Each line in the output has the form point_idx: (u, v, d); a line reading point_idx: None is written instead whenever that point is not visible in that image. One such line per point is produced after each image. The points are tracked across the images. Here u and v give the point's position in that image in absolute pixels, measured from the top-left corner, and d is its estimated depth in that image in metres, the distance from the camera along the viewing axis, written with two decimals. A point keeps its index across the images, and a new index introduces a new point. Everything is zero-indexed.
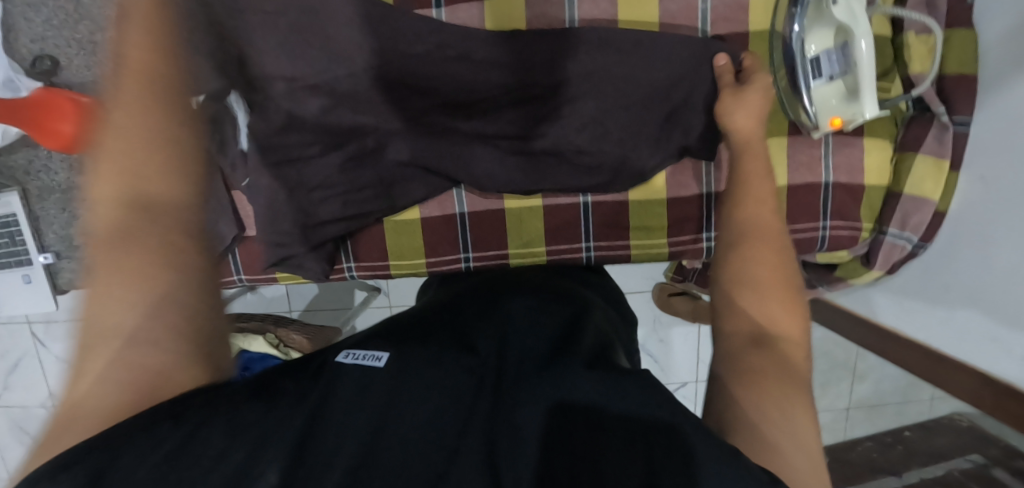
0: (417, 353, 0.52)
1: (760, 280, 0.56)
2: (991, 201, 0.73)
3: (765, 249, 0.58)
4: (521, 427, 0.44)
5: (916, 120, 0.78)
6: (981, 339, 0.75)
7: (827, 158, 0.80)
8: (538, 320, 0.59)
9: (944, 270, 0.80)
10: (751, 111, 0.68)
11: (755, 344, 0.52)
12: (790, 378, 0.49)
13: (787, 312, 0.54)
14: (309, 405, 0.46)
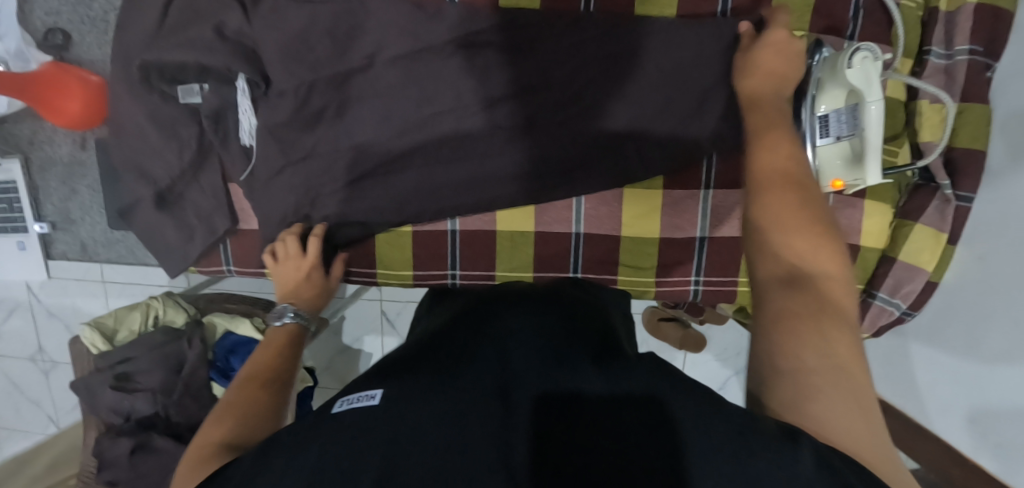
0: (415, 380, 0.50)
1: (776, 224, 0.50)
2: (987, 282, 0.72)
3: (776, 192, 0.51)
4: (546, 447, 0.43)
5: (919, 189, 0.77)
6: (962, 418, 0.75)
7: (826, 217, 0.79)
8: (532, 330, 0.58)
9: (932, 342, 0.79)
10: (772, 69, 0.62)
11: (789, 285, 0.47)
12: (832, 321, 0.45)
13: (814, 245, 0.48)
14: (316, 451, 0.43)
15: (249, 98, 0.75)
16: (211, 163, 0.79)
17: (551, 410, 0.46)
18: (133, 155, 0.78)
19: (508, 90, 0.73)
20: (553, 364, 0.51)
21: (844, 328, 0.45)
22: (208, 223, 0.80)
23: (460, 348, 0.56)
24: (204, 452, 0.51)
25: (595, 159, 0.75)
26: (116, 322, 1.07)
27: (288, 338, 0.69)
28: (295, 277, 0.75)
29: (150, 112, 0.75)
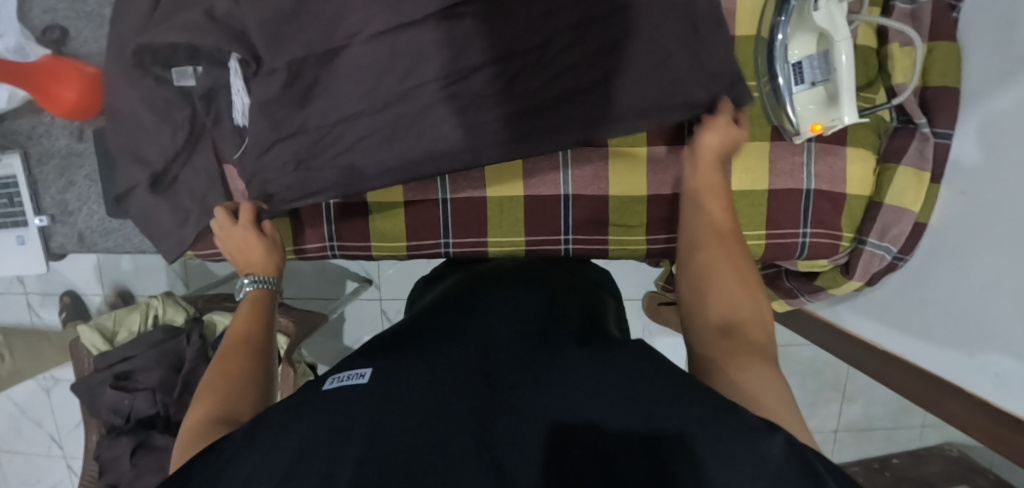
0: (402, 362, 0.49)
1: (719, 277, 0.61)
2: (973, 214, 0.72)
3: (712, 244, 0.64)
4: (531, 432, 0.43)
5: (898, 131, 0.79)
6: (957, 354, 0.74)
7: (810, 166, 0.81)
8: (525, 323, 0.57)
9: (923, 285, 0.79)
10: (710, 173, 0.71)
11: (720, 330, 0.57)
12: (749, 348, 0.54)
13: (738, 285, 0.59)
14: (300, 430, 0.43)
15: (240, 78, 0.77)
16: (205, 145, 0.81)
17: (541, 395, 0.46)
18: (129, 140, 0.80)
19: (488, 57, 0.72)
20: (541, 355, 0.51)
21: (763, 355, 0.54)
22: (203, 204, 0.82)
23: (449, 330, 0.55)
24: (194, 432, 0.53)
25: (575, 124, 0.74)
26: (116, 324, 1.08)
27: (258, 316, 0.69)
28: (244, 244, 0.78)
29: (145, 96, 0.78)
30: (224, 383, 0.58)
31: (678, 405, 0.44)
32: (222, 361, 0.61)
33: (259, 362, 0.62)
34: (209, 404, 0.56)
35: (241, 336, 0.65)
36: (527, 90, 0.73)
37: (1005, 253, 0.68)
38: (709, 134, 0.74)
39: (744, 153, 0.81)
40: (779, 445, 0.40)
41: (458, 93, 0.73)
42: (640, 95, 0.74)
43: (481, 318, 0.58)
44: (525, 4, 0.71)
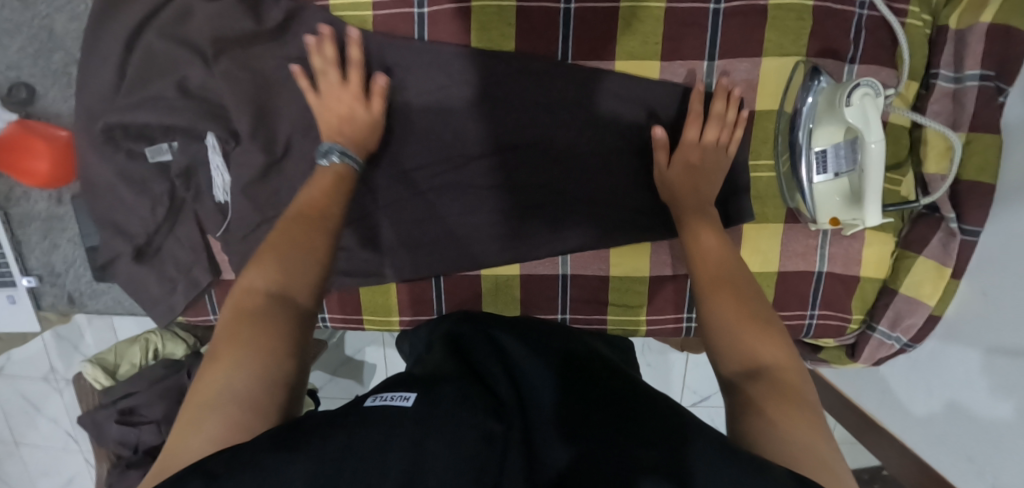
0: (446, 391, 0.48)
1: (732, 319, 0.55)
2: (984, 313, 0.68)
3: (728, 296, 0.58)
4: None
5: (923, 217, 0.73)
6: (962, 453, 0.71)
7: (824, 248, 0.76)
8: (563, 376, 0.56)
9: (933, 373, 0.77)
10: (698, 152, 0.69)
11: (749, 377, 0.51)
12: (793, 400, 0.47)
13: (765, 337, 0.54)
14: (340, 439, 0.41)
15: (219, 154, 0.73)
16: (187, 217, 0.77)
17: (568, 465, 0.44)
18: (108, 213, 0.76)
19: (485, 147, 0.73)
20: (582, 414, 0.49)
21: (806, 406, 0.47)
22: (189, 275, 0.79)
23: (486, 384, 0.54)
24: (212, 401, 0.44)
25: (568, 205, 0.75)
26: (119, 356, 1.09)
27: (310, 226, 0.58)
28: (342, 110, 0.67)
29: (119, 170, 0.73)
30: (274, 279, 0.53)
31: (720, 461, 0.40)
32: (281, 238, 0.56)
33: (324, 280, 0.56)
34: (238, 357, 0.47)
35: (308, 231, 0.57)
36: (535, 128, 0.73)
37: (1001, 364, 0.65)
38: (692, 128, 0.69)
39: (753, 234, 0.76)
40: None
41: (463, 174, 0.74)
42: (640, 193, 0.74)
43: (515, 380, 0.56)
44: (522, 91, 0.71)
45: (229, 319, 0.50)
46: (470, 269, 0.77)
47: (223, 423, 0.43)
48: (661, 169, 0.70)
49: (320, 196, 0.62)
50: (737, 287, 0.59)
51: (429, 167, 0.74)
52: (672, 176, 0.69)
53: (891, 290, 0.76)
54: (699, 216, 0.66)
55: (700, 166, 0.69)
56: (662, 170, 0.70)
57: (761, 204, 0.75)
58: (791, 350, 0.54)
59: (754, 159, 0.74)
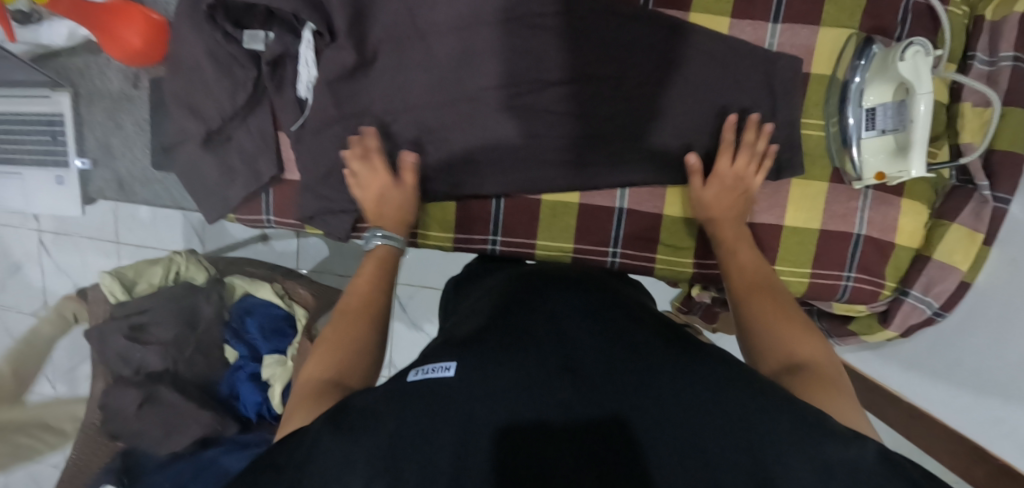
0: (478, 351, 0.49)
1: (770, 323, 0.60)
2: (1016, 281, 0.74)
3: (765, 299, 0.64)
4: (635, 425, 0.44)
5: (956, 190, 0.80)
6: (989, 418, 0.77)
7: (864, 211, 0.81)
8: (598, 305, 0.55)
9: (961, 343, 0.80)
10: (725, 186, 0.76)
11: (788, 372, 0.55)
12: (829, 388, 0.52)
13: (802, 338, 0.58)
14: (390, 424, 0.43)
15: (312, 50, 0.75)
16: (263, 109, 0.79)
17: (619, 388, 0.46)
18: (187, 94, 0.78)
19: (564, 75, 0.77)
20: (617, 347, 0.49)
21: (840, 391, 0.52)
22: (252, 169, 0.80)
23: (518, 319, 0.54)
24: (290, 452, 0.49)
25: (637, 147, 0.78)
26: (137, 274, 1.07)
27: (365, 322, 0.63)
28: (383, 194, 0.76)
29: (211, 51, 0.76)
30: (335, 363, 0.57)
31: (770, 412, 0.43)
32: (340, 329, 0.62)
33: (377, 349, 0.62)
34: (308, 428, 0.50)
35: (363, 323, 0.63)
36: (602, 102, 0.78)
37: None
38: (725, 152, 0.76)
39: (801, 190, 0.81)
40: (871, 452, 0.41)
41: (534, 101, 0.77)
42: (704, 135, 0.78)
43: (552, 301, 0.56)
44: (595, 34, 0.76)
45: (300, 397, 0.54)
46: (532, 192, 0.80)
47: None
48: (696, 189, 0.76)
49: (364, 290, 0.68)
50: (776, 299, 0.64)
51: (495, 121, 0.78)
52: (708, 195, 0.76)
53: (923, 256, 0.80)
54: (734, 232, 0.74)
55: (739, 186, 0.76)
56: (698, 191, 0.76)
57: (809, 162, 0.81)
58: (824, 347, 0.58)
59: (805, 118, 0.80)
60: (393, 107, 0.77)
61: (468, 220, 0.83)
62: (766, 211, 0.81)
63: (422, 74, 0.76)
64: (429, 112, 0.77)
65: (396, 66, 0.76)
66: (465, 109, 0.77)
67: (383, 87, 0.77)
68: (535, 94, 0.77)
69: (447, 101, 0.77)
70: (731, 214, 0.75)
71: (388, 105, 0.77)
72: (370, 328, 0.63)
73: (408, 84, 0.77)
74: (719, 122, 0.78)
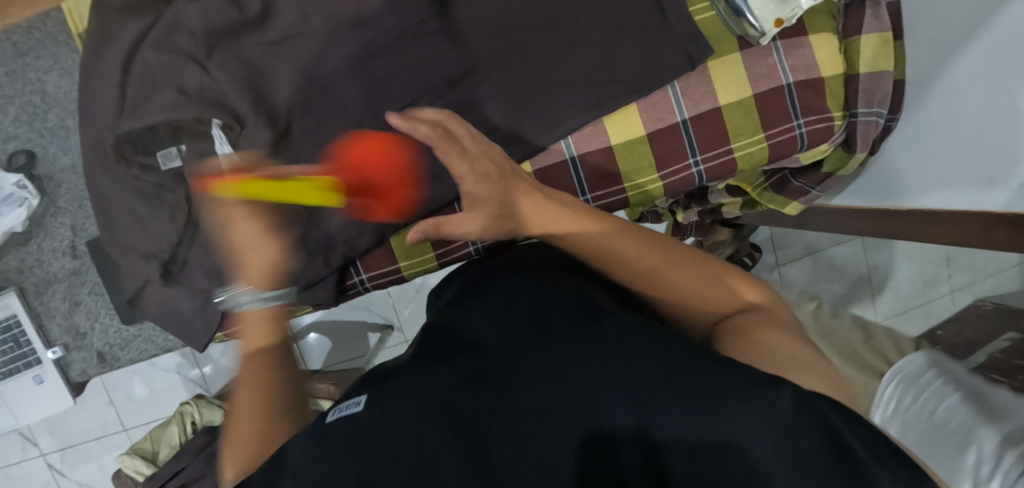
0: (397, 386, 0.48)
1: (695, 293, 0.61)
2: (943, 54, 0.78)
3: (685, 269, 0.62)
4: (560, 431, 0.43)
5: (849, 7, 0.84)
6: (980, 177, 0.76)
7: (782, 62, 0.84)
8: (522, 311, 0.55)
9: (922, 129, 0.84)
10: (471, 170, 0.62)
11: (730, 321, 0.58)
12: (770, 324, 0.56)
13: (736, 294, 0.61)
14: (310, 466, 0.43)
15: (227, 144, 0.76)
16: (207, 221, 0.79)
17: (529, 389, 0.46)
18: (130, 237, 0.77)
19: (464, 66, 0.80)
20: (534, 347, 0.49)
21: (782, 325, 0.56)
22: (221, 280, 0.79)
23: (446, 344, 0.54)
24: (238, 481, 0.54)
25: (562, 98, 0.80)
26: (156, 441, 1.03)
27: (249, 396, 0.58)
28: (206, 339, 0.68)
29: (136, 188, 0.76)
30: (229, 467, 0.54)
31: (703, 397, 0.42)
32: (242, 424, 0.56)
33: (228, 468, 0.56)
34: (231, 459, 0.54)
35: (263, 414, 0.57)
36: (511, 73, 0.80)
37: (1005, 64, 0.69)
38: (454, 121, 0.65)
39: (720, 68, 0.84)
40: (786, 398, 0.41)
41: (452, 99, 0.80)
42: (613, 58, 0.80)
43: (469, 319, 0.57)
44: (476, 16, 0.79)
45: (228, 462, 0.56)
46: None
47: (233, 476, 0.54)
48: (470, 229, 0.62)
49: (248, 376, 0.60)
50: (685, 268, 0.62)
51: (427, 133, 0.80)
52: (487, 226, 0.62)
53: (852, 74, 0.84)
54: (536, 203, 0.64)
55: (488, 185, 0.62)
56: (477, 229, 0.62)
57: (716, 42, 0.84)
58: (760, 293, 0.61)
59: (693, 6, 0.84)
60: (331, 159, 0.78)
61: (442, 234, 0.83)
62: (699, 99, 0.83)
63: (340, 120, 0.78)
64: (363, 150, 0.78)
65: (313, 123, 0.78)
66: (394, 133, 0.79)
67: (309, 147, 0.78)
68: (449, 93, 0.80)
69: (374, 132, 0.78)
70: (495, 188, 0.63)
71: (322, 158, 0.78)
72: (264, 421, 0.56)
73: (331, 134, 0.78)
74: (623, 39, 0.80)
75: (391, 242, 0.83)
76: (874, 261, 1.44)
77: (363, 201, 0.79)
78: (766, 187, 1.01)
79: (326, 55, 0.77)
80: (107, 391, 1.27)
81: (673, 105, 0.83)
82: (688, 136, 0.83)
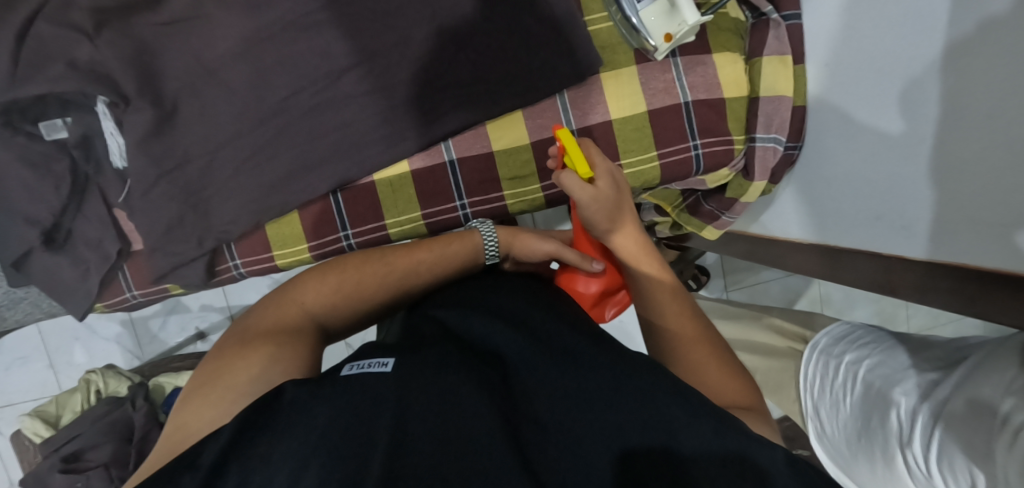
0: (426, 359, 0.50)
1: (686, 336, 0.58)
2: (836, 82, 0.74)
3: (682, 315, 0.60)
4: (581, 450, 0.43)
5: (755, 26, 0.81)
6: (868, 212, 0.73)
7: (681, 79, 0.81)
8: (542, 325, 0.56)
9: (821, 160, 0.80)
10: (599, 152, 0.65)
11: (718, 383, 0.54)
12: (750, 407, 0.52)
13: (731, 359, 0.57)
14: (325, 414, 0.45)
15: (111, 119, 0.78)
16: (92, 194, 0.82)
17: (546, 398, 0.47)
18: (13, 204, 0.79)
19: (352, 58, 0.79)
20: (561, 363, 0.50)
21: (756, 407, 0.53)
22: (100, 252, 0.82)
23: (468, 341, 0.56)
24: (293, 309, 0.61)
25: (448, 102, 0.81)
26: (61, 407, 1.10)
27: (427, 268, 0.69)
28: (443, 252, 0.71)
29: (22, 157, 0.78)
30: (323, 304, 0.63)
31: (718, 445, 0.42)
32: (337, 283, 0.65)
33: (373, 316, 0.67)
34: (357, 301, 0.65)
35: (364, 285, 0.66)
36: (398, 72, 0.80)
37: (897, 99, 0.64)
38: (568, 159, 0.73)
39: (613, 81, 0.82)
40: (781, 455, 0.41)
41: (337, 91, 0.80)
42: (496, 64, 0.80)
43: (486, 320, 0.57)
44: (366, 11, 0.79)
45: (308, 295, 0.63)
46: (362, 176, 0.82)
47: (324, 305, 0.63)
48: (578, 195, 0.62)
49: (427, 257, 0.70)
50: (697, 317, 0.60)
51: (310, 123, 0.80)
52: (594, 201, 0.62)
53: (752, 97, 0.82)
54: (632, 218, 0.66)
55: (614, 182, 0.64)
56: (587, 201, 0.62)
57: (612, 53, 0.82)
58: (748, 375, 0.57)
59: (589, 15, 0.83)
60: (212, 144, 0.79)
61: (318, 225, 0.84)
62: (588, 111, 0.82)
63: (223, 106, 0.79)
64: (244, 137, 0.79)
65: (198, 107, 0.79)
66: (276, 122, 0.80)
67: (192, 130, 0.79)
68: (333, 86, 0.80)
69: (255, 120, 0.79)
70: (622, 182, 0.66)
71: (204, 142, 0.79)
72: (360, 303, 0.65)
73: (216, 119, 0.79)
74: (512, 47, 0.80)
75: (266, 230, 0.84)
76: (829, 294, 1.35)
77: (242, 187, 0.80)
78: (683, 208, 0.97)
79: (214, 40, 0.77)
80: (49, 354, 1.33)
81: (563, 116, 0.82)
82: None
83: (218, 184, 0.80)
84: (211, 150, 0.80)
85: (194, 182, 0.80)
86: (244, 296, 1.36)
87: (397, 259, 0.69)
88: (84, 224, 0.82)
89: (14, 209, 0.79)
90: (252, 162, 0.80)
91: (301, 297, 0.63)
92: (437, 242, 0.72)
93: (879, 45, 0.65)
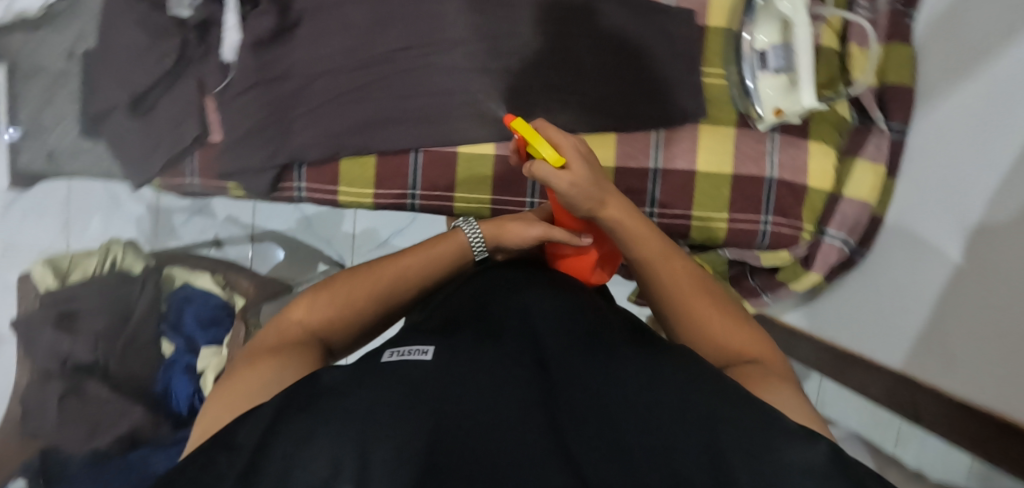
0: (461, 346, 0.50)
1: (705, 323, 0.56)
2: (922, 201, 0.76)
3: (703, 300, 0.58)
4: (622, 447, 0.42)
5: (858, 129, 0.84)
6: (914, 334, 0.74)
7: (773, 154, 0.83)
8: (573, 318, 0.55)
9: (880, 271, 0.82)
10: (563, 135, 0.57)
11: (740, 364, 0.54)
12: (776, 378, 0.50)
13: (752, 335, 0.55)
14: (368, 399, 0.44)
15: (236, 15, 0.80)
16: (189, 76, 0.83)
17: (583, 394, 0.46)
18: (115, 60, 0.81)
19: (474, 32, 0.81)
20: (593, 361, 0.49)
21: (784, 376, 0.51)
22: (176, 133, 0.83)
23: (495, 320, 0.55)
24: (290, 329, 0.59)
25: (552, 101, 0.82)
26: (73, 263, 1.09)
27: (431, 276, 0.65)
28: (431, 254, 0.65)
29: (140, 22, 0.79)
30: (321, 319, 0.60)
31: (763, 445, 0.40)
32: (333, 293, 0.61)
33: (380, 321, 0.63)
34: (350, 307, 0.61)
35: (357, 290, 0.61)
36: (514, 59, 0.82)
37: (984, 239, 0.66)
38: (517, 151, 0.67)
39: (710, 134, 0.84)
40: (822, 453, 0.38)
41: (451, 57, 0.81)
42: (606, 84, 0.83)
43: (518, 302, 0.58)
44: None
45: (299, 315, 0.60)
46: (446, 144, 0.83)
47: (319, 319, 0.60)
48: (556, 183, 0.54)
49: (427, 260, 0.65)
50: (712, 299, 0.58)
51: (416, 78, 0.82)
52: (571, 189, 0.55)
53: (834, 193, 0.83)
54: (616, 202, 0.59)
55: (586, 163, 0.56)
56: (565, 188, 0.55)
57: (717, 109, 0.84)
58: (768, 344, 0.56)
59: (708, 66, 0.85)
60: (318, 66, 0.81)
61: (390, 175, 0.85)
62: (678, 155, 0.84)
63: (340, 36, 0.80)
64: (350, 71, 0.81)
65: (316, 29, 0.80)
66: (385, 66, 0.81)
67: (304, 49, 0.80)
68: (450, 51, 0.81)
69: (366, 59, 0.81)
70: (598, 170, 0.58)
71: (310, 62, 0.81)
72: (362, 311, 0.61)
73: (330, 45, 0.80)
74: (627, 72, 0.83)
75: (339, 164, 0.84)
76: None
77: (332, 116, 0.81)
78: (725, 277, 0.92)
79: None
80: None
81: (652, 150, 0.83)
82: (652, 190, 0.84)
83: (309, 105, 0.82)
84: (314, 73, 0.81)
85: (288, 96, 0.81)
86: (270, 220, 1.32)
87: (395, 267, 0.64)
88: (169, 102, 0.83)
89: (114, 66, 0.81)
90: (350, 96, 0.81)
91: (294, 317, 0.60)
92: (434, 245, 0.67)
93: (977, 186, 0.67)
